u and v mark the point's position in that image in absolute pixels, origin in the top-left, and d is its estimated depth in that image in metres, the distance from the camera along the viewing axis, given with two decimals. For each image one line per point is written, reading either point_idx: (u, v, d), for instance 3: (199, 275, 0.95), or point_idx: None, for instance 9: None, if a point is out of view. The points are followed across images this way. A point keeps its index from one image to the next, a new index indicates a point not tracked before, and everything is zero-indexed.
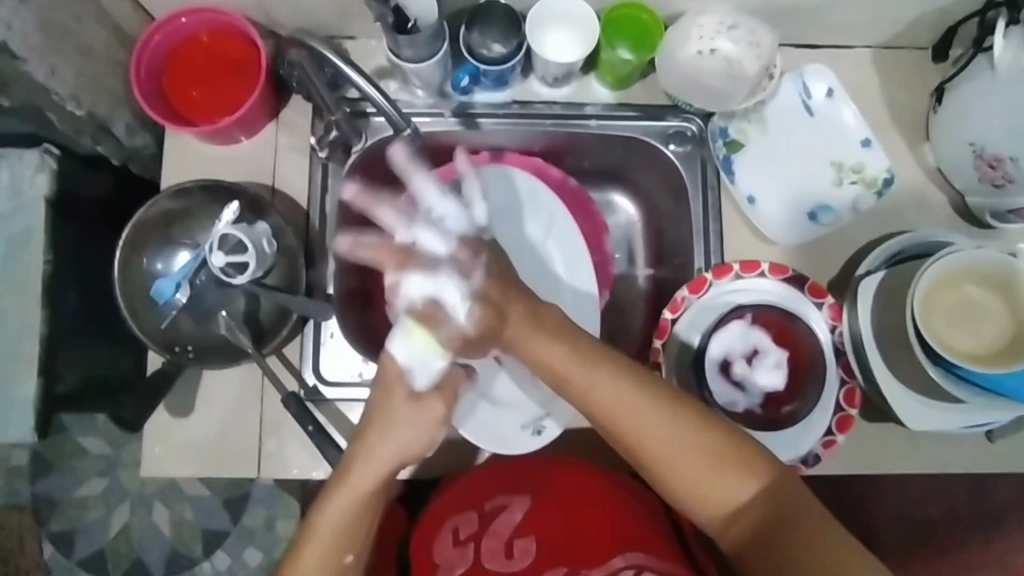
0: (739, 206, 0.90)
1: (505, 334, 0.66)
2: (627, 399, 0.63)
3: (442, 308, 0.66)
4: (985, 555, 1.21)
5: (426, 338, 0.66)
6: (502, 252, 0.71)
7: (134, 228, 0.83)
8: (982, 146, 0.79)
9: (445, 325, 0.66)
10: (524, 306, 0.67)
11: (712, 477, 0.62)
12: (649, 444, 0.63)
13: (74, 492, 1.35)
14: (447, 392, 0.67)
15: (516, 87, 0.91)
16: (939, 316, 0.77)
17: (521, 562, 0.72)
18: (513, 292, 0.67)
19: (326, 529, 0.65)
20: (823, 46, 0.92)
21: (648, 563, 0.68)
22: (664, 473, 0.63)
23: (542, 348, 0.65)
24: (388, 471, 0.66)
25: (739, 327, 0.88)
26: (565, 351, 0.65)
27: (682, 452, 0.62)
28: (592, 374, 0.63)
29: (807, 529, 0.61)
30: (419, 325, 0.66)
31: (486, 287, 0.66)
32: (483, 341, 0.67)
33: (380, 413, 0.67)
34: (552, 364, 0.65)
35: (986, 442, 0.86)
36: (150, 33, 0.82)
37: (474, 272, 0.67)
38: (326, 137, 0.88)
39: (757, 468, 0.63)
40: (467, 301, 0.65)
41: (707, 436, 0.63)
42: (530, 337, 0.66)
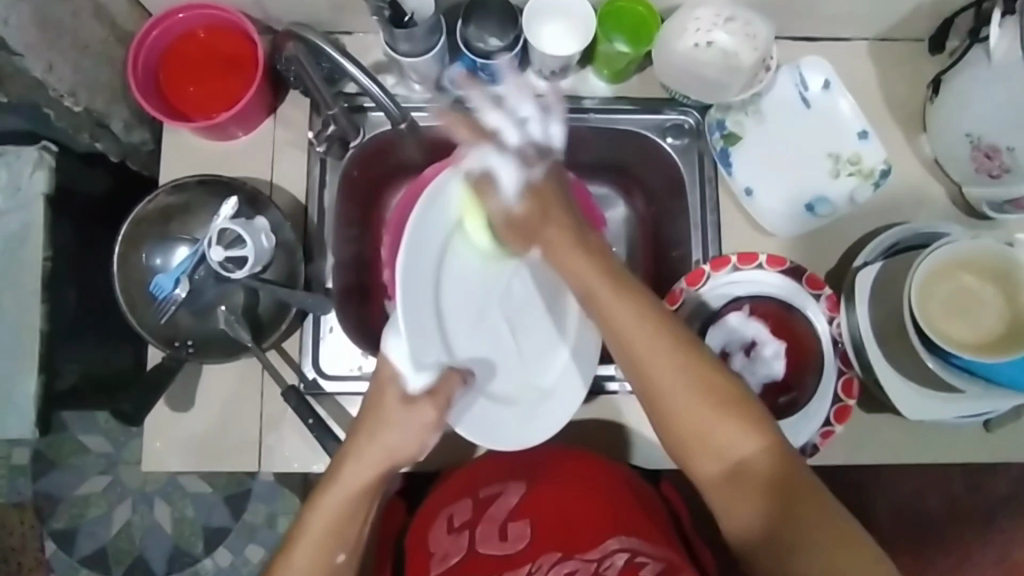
0: (737, 196, 0.90)
1: (543, 233, 0.72)
2: (646, 331, 0.64)
3: (491, 182, 0.74)
4: (984, 547, 1.21)
5: (478, 212, 0.75)
6: (514, 227, 0.75)
7: (133, 224, 0.83)
8: (978, 136, 0.80)
9: (492, 205, 0.74)
10: (570, 222, 0.72)
11: (718, 425, 0.62)
12: (659, 374, 0.64)
13: (76, 490, 1.36)
14: (439, 397, 0.66)
15: (512, 82, 0.87)
16: (936, 306, 0.77)
17: (515, 546, 0.72)
18: (557, 204, 0.73)
19: (318, 517, 0.66)
20: (820, 39, 0.92)
21: (641, 548, 0.68)
22: (667, 406, 0.64)
23: (572, 259, 0.69)
24: (377, 471, 0.67)
25: (737, 319, 0.89)
26: (599, 269, 0.68)
27: (688, 391, 0.63)
28: (618, 304, 0.66)
29: (796, 493, 0.61)
30: (471, 194, 0.74)
31: (538, 177, 0.74)
32: (525, 235, 0.74)
33: (371, 414, 0.67)
34: (585, 278, 0.68)
35: (984, 432, 0.86)
36: (147, 29, 0.82)
37: (537, 163, 0.75)
38: (324, 132, 0.87)
39: (762, 429, 0.62)
40: (519, 177, 0.74)
41: (719, 386, 0.63)
42: (568, 254, 0.70)
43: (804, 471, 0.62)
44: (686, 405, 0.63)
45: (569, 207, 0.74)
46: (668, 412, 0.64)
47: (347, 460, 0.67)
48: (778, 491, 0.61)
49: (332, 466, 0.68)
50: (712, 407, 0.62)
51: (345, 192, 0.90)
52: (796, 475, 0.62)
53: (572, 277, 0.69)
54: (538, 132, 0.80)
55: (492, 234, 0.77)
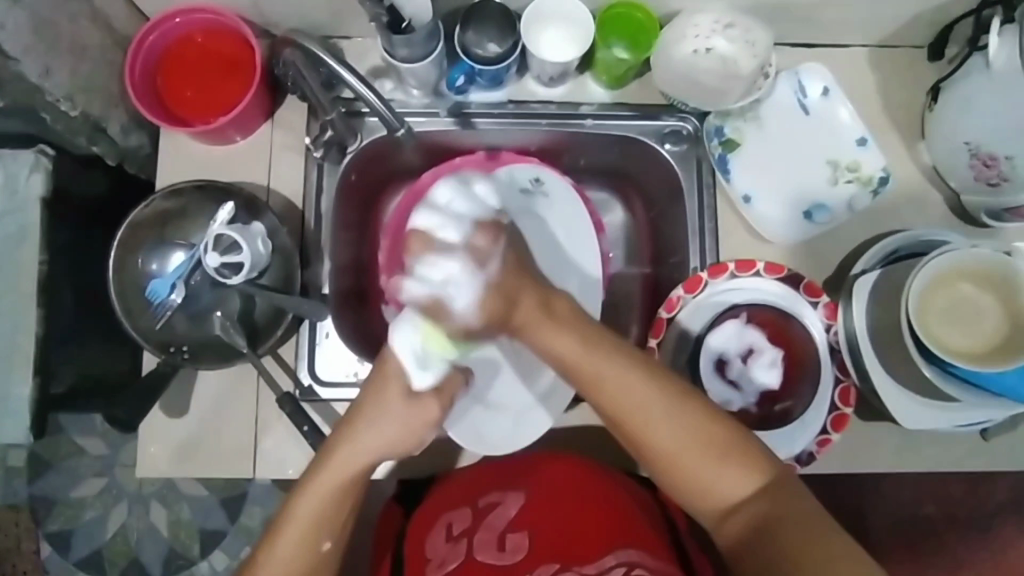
0: (735, 204, 0.90)
1: (516, 318, 0.65)
2: (630, 392, 0.63)
3: (431, 236, 0.65)
4: (981, 554, 1.21)
5: (437, 334, 0.65)
6: (475, 333, 0.66)
7: (129, 228, 0.82)
8: (977, 145, 0.80)
9: (450, 320, 0.64)
10: (536, 293, 0.66)
11: (716, 468, 0.62)
12: (651, 440, 0.63)
13: (72, 492, 1.35)
14: (444, 395, 0.70)
15: (513, 86, 0.91)
16: (933, 315, 0.77)
17: (512, 557, 0.70)
18: (522, 281, 0.66)
19: (307, 496, 0.65)
20: (819, 46, 0.92)
21: (640, 560, 0.67)
22: (660, 465, 0.64)
23: (552, 338, 0.65)
24: (371, 458, 0.66)
25: (734, 326, 0.88)
26: (572, 337, 0.65)
27: (683, 438, 0.62)
28: (606, 368, 0.64)
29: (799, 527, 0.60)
30: (427, 323, 0.65)
31: (495, 274, 0.64)
32: (489, 326, 0.67)
33: (371, 397, 0.68)
34: (561, 352, 0.65)
35: (982, 441, 0.86)
36: (144, 33, 0.82)
37: (491, 258, 0.64)
38: (322, 137, 0.87)
39: (758, 466, 0.63)
40: (475, 286, 0.63)
41: (708, 433, 0.63)
42: (545, 328, 0.65)
43: (804, 494, 0.62)
44: (682, 455, 0.63)
45: (536, 276, 0.68)
46: (665, 464, 0.63)
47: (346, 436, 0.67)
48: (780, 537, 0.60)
49: (325, 448, 0.68)
50: (706, 451, 0.62)
51: (346, 196, 0.92)
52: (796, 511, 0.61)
53: (555, 354, 0.66)
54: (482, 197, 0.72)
55: (460, 345, 0.67)
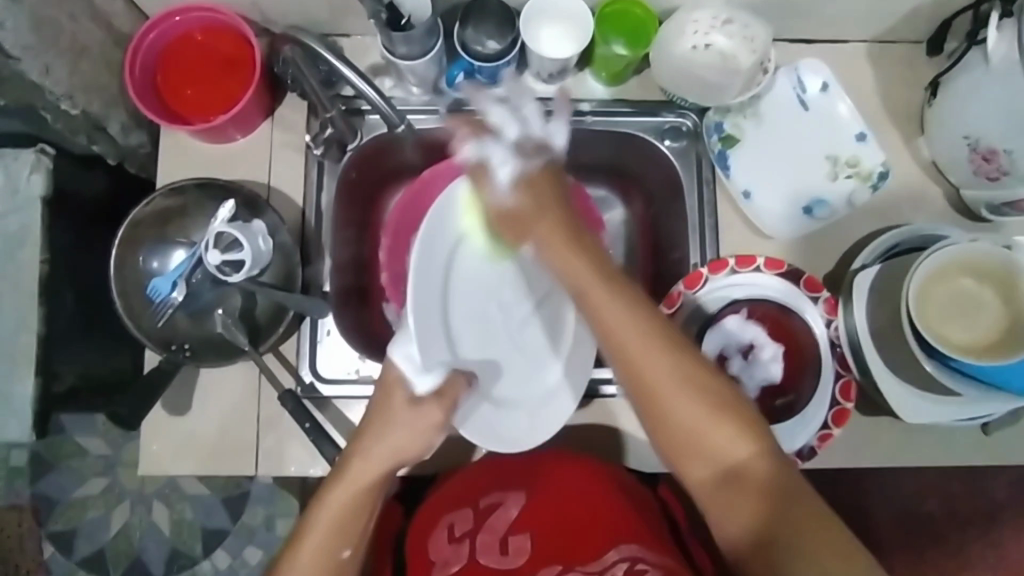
0: (735, 199, 0.90)
1: (539, 228, 0.69)
2: (641, 329, 0.64)
3: (489, 169, 0.71)
4: (983, 550, 1.21)
5: (474, 214, 0.78)
6: (506, 219, 0.73)
7: (131, 227, 0.83)
8: (976, 139, 0.80)
9: (492, 188, 0.72)
10: (559, 219, 0.68)
11: (713, 433, 0.62)
12: (653, 384, 0.63)
13: (74, 491, 1.36)
14: (446, 398, 0.68)
15: (512, 83, 0.91)
16: (934, 310, 0.77)
17: (515, 560, 0.72)
18: (552, 203, 0.69)
19: (327, 507, 0.66)
20: (817, 41, 0.92)
21: (642, 555, 0.67)
22: (658, 414, 0.63)
23: (570, 262, 0.67)
24: (382, 469, 0.67)
25: (734, 321, 0.89)
26: (592, 271, 0.66)
27: (684, 392, 0.62)
28: (616, 308, 0.64)
29: (791, 501, 0.61)
30: (470, 188, 0.75)
31: (533, 170, 0.70)
32: (516, 223, 0.72)
33: (379, 411, 0.68)
34: (576, 274, 0.66)
35: (983, 436, 0.86)
36: (144, 32, 0.82)
37: (538, 156, 0.71)
38: (321, 135, 0.87)
39: (756, 438, 0.62)
40: (515, 172, 0.70)
41: (710, 393, 0.63)
42: (560, 249, 0.67)
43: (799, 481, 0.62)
44: (682, 409, 0.62)
45: (564, 205, 0.70)
46: (664, 416, 0.63)
47: (360, 453, 0.67)
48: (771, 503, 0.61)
49: (338, 464, 0.68)
50: (706, 412, 0.62)
51: (345, 192, 0.91)
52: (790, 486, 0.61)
53: (570, 278, 0.67)
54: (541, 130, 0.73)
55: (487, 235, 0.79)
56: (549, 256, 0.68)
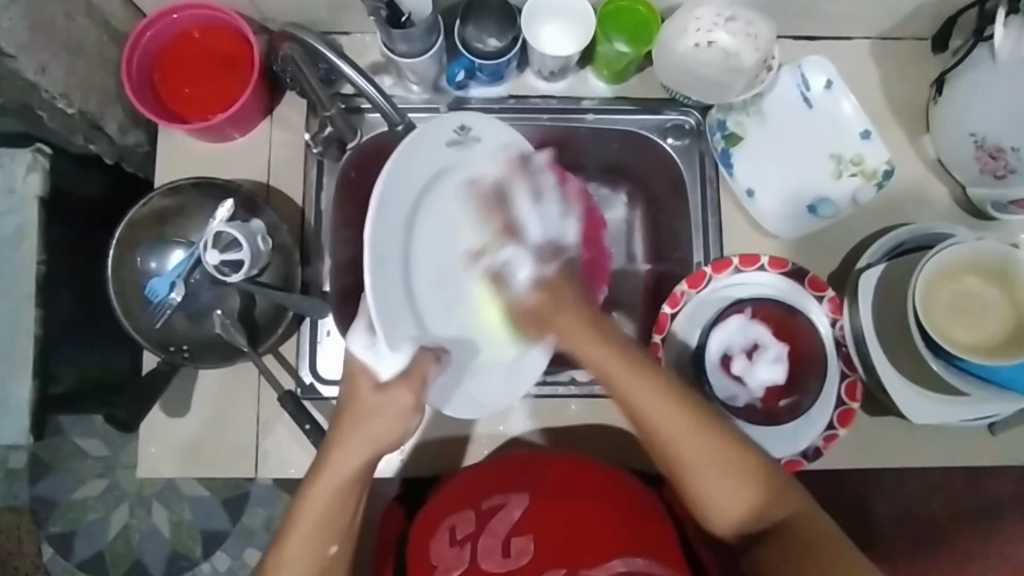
0: (738, 198, 0.89)
1: (556, 323, 0.69)
2: (673, 410, 0.64)
3: (506, 276, 0.75)
4: (987, 550, 1.20)
5: (494, 305, 0.77)
6: (527, 316, 0.72)
7: (128, 227, 0.82)
8: (982, 137, 0.79)
9: (508, 293, 0.75)
10: (583, 310, 0.68)
11: (741, 490, 0.64)
12: (682, 454, 0.64)
13: (73, 493, 1.35)
14: (413, 378, 0.65)
15: (513, 81, 0.90)
16: (940, 309, 0.77)
17: (517, 562, 0.70)
18: (569, 296, 0.70)
19: (308, 500, 0.65)
20: (821, 38, 0.91)
21: (649, 569, 0.66)
22: (694, 489, 0.65)
23: (588, 348, 0.66)
24: (359, 460, 0.65)
25: (739, 322, 0.87)
26: (616, 355, 0.66)
27: (711, 454, 0.64)
28: (646, 391, 0.64)
29: (820, 547, 0.64)
30: (486, 287, 0.77)
31: (550, 274, 0.72)
32: (539, 323, 0.71)
33: (351, 400, 0.66)
34: (601, 366, 0.66)
35: (988, 436, 0.85)
36: (141, 30, 0.81)
37: (557, 258, 0.74)
38: (321, 133, 0.86)
39: (779, 491, 0.65)
40: (532, 270, 0.73)
41: (735, 457, 0.64)
42: (586, 339, 0.67)
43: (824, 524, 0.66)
44: (706, 475, 0.64)
45: (581, 292, 0.71)
46: (691, 481, 0.65)
47: (334, 447, 0.65)
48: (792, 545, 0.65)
49: (317, 458, 0.67)
50: (733, 471, 0.64)
51: (345, 192, 0.89)
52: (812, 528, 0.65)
53: (606, 375, 0.65)
54: (552, 229, 0.78)
55: (509, 325, 0.77)
56: (564, 337, 0.68)
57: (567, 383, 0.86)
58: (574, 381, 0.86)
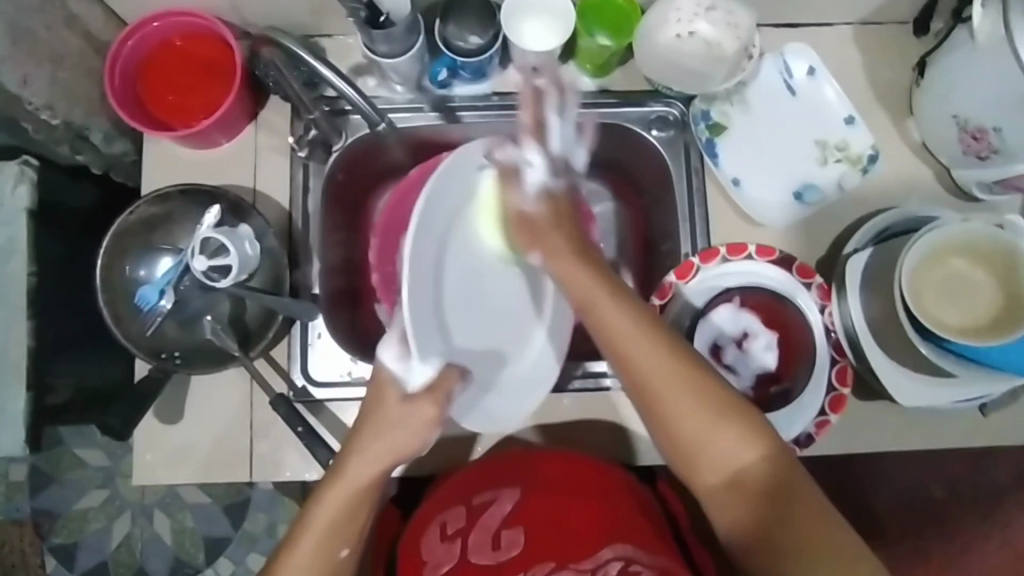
0: (725, 187, 0.90)
1: (548, 239, 0.69)
2: (642, 340, 0.64)
3: (518, 173, 0.73)
4: (988, 532, 1.21)
5: (494, 226, 0.77)
6: (523, 224, 0.71)
7: (115, 235, 0.82)
8: (965, 118, 0.79)
9: (517, 195, 0.72)
10: (569, 232, 0.69)
11: (717, 437, 0.62)
12: (657, 394, 0.63)
13: (75, 505, 1.35)
14: (438, 393, 0.67)
15: (496, 78, 0.90)
16: (928, 293, 0.77)
17: (507, 554, 0.70)
18: (569, 220, 0.71)
19: (329, 499, 0.65)
20: (803, 25, 0.91)
21: (636, 556, 0.66)
22: (664, 424, 0.64)
23: (567, 271, 0.67)
24: (378, 467, 0.66)
25: (728, 310, 0.88)
26: (600, 292, 0.65)
27: (688, 400, 0.63)
28: (619, 311, 0.65)
29: (793, 497, 0.62)
30: (496, 181, 0.74)
31: (558, 189, 0.73)
32: (530, 238, 0.71)
33: (377, 403, 0.68)
34: (582, 289, 0.66)
35: (981, 417, 0.86)
36: (122, 39, 0.81)
37: (563, 174, 0.74)
38: (305, 136, 0.87)
39: (761, 440, 0.63)
40: (545, 173, 0.73)
41: (710, 399, 0.63)
42: (564, 256, 0.68)
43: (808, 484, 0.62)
44: (681, 417, 0.63)
45: (577, 223, 0.72)
46: (664, 422, 0.64)
47: (363, 449, 0.66)
48: (773, 501, 0.62)
49: (334, 465, 0.68)
50: (711, 414, 0.62)
51: (332, 194, 0.91)
52: (793, 485, 0.62)
53: (580, 290, 0.66)
54: (556, 149, 0.75)
55: (503, 240, 0.78)
56: (561, 279, 0.68)
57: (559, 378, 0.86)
58: (565, 375, 0.86)
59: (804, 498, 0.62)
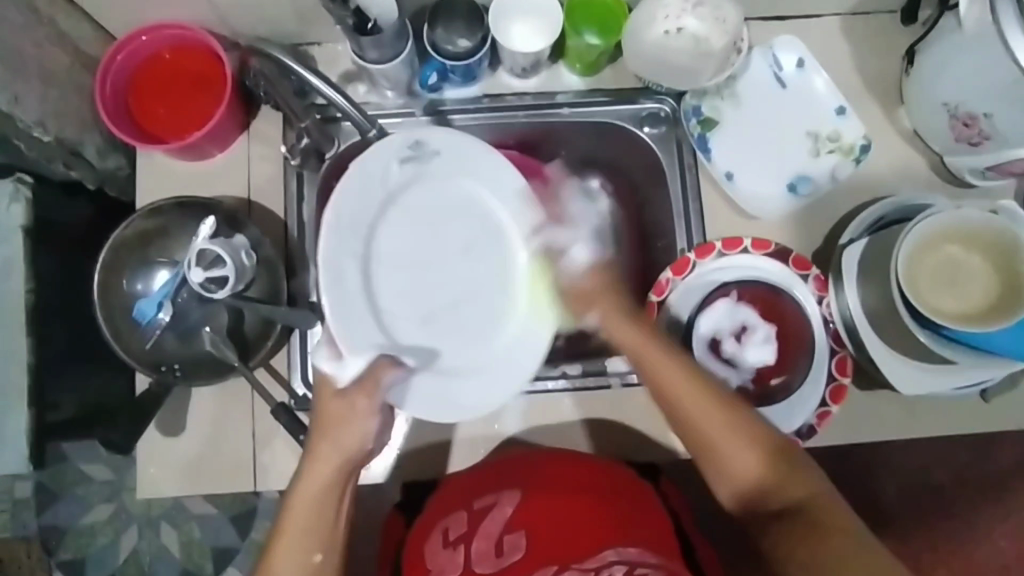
0: (718, 181, 0.90)
1: (599, 305, 0.73)
2: (689, 385, 0.67)
3: (561, 253, 0.80)
4: (994, 517, 1.21)
5: (544, 290, 0.81)
6: (571, 295, 0.76)
7: (111, 250, 0.82)
8: (955, 105, 0.79)
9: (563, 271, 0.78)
10: (619, 300, 0.73)
11: (763, 469, 0.66)
12: (700, 429, 0.67)
13: (81, 520, 1.35)
14: (367, 385, 0.69)
15: (486, 80, 0.90)
16: (923, 280, 0.77)
17: (510, 558, 0.70)
18: (612, 289, 0.74)
19: (302, 494, 0.66)
20: (790, 17, 0.91)
21: (642, 559, 0.66)
22: (710, 463, 0.67)
23: (614, 326, 0.72)
24: (331, 466, 0.65)
25: (724, 306, 0.88)
26: (640, 332, 0.71)
27: (731, 436, 0.66)
28: (661, 358, 0.69)
29: (834, 534, 0.62)
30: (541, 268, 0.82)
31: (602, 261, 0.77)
32: (580, 304, 0.75)
33: (324, 396, 0.67)
34: (626, 341, 0.71)
35: (982, 402, 0.86)
36: (112, 54, 0.81)
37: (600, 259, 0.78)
38: (298, 144, 0.86)
39: (805, 474, 0.66)
40: (588, 260, 0.77)
41: (759, 435, 0.66)
42: (621, 325, 0.72)
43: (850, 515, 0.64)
44: (726, 450, 0.66)
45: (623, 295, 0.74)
46: (710, 456, 0.67)
47: (317, 444, 0.66)
48: (819, 535, 0.63)
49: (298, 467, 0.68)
50: (754, 448, 0.66)
51: (325, 202, 0.90)
52: (838, 516, 0.63)
53: (630, 342, 0.70)
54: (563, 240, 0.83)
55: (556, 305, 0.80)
56: (616, 333, 0.72)
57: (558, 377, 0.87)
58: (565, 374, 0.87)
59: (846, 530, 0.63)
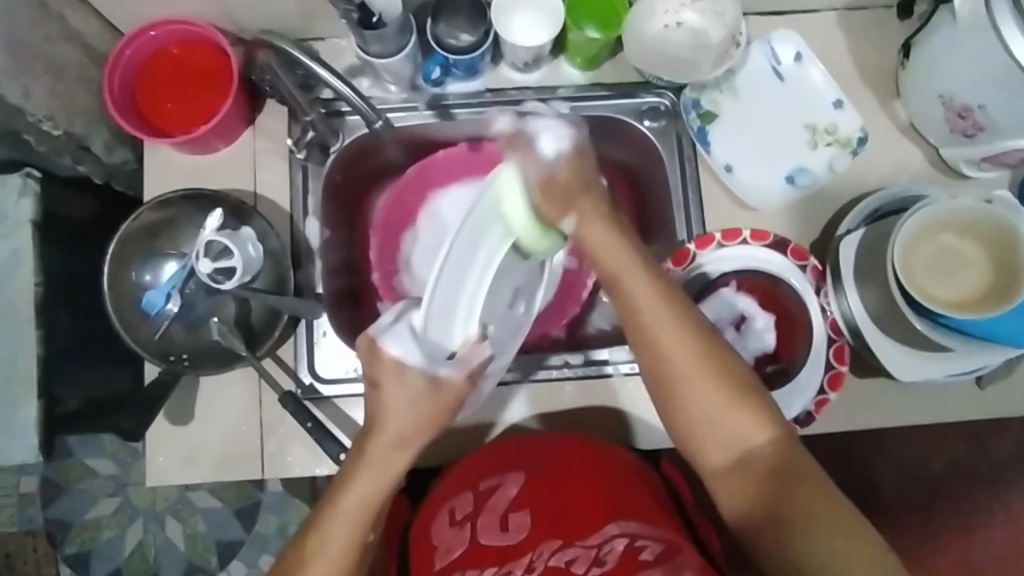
0: (717, 173, 0.91)
1: (581, 206, 0.66)
2: (656, 315, 0.65)
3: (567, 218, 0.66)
4: (990, 507, 1.22)
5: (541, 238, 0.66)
6: (555, 191, 0.64)
7: (120, 243, 0.84)
8: (950, 97, 0.80)
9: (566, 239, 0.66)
10: (598, 201, 0.67)
11: (731, 414, 0.64)
12: (673, 366, 0.65)
13: (87, 514, 1.36)
14: (381, 363, 0.62)
15: (488, 75, 0.92)
16: (919, 268, 0.79)
17: (517, 535, 0.72)
18: (593, 184, 0.67)
19: (334, 525, 0.65)
20: (788, 12, 0.92)
21: (641, 532, 0.68)
22: (678, 403, 0.65)
23: (607, 243, 0.67)
24: (384, 485, 0.65)
25: (725, 294, 0.90)
26: (626, 255, 0.67)
27: (697, 377, 0.65)
28: (643, 291, 0.66)
29: (798, 476, 0.63)
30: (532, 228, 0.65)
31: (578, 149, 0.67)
32: (567, 197, 0.65)
33: (376, 407, 0.63)
34: (614, 263, 0.67)
35: (977, 389, 0.87)
36: (120, 47, 0.82)
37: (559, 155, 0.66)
38: (303, 138, 0.88)
39: (768, 420, 0.65)
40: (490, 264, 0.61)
41: (735, 376, 0.65)
42: (601, 232, 0.67)
43: (806, 458, 0.64)
44: (696, 397, 0.64)
45: (602, 184, 0.68)
46: (677, 407, 0.65)
47: (355, 477, 0.64)
48: (780, 481, 0.63)
49: (324, 497, 0.67)
50: (724, 394, 0.64)
51: (331, 195, 0.93)
52: (797, 463, 0.63)
53: (607, 264, 0.67)
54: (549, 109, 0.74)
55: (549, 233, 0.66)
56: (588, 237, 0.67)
57: (561, 367, 0.88)
58: (567, 364, 0.88)
59: (806, 480, 0.62)
